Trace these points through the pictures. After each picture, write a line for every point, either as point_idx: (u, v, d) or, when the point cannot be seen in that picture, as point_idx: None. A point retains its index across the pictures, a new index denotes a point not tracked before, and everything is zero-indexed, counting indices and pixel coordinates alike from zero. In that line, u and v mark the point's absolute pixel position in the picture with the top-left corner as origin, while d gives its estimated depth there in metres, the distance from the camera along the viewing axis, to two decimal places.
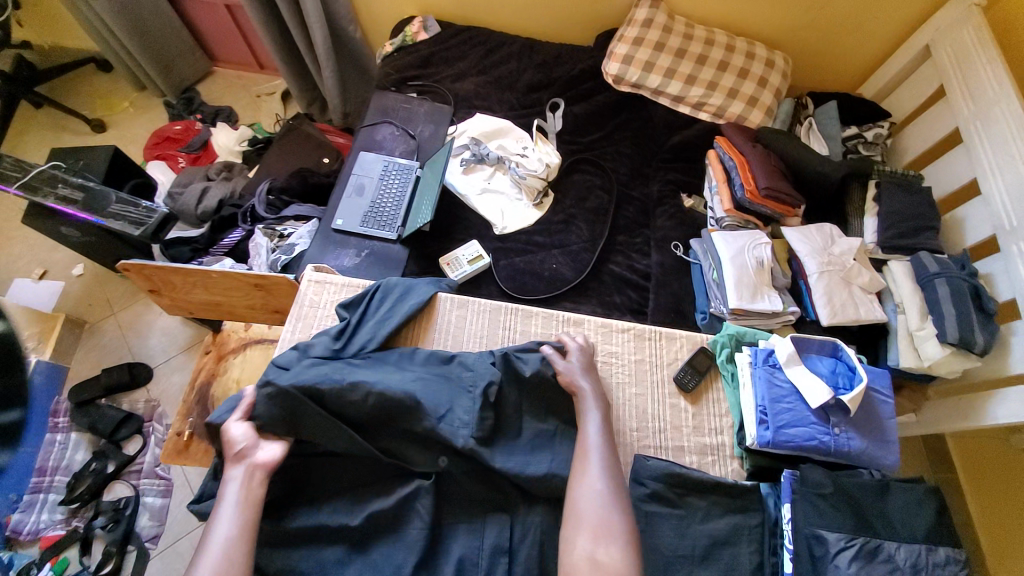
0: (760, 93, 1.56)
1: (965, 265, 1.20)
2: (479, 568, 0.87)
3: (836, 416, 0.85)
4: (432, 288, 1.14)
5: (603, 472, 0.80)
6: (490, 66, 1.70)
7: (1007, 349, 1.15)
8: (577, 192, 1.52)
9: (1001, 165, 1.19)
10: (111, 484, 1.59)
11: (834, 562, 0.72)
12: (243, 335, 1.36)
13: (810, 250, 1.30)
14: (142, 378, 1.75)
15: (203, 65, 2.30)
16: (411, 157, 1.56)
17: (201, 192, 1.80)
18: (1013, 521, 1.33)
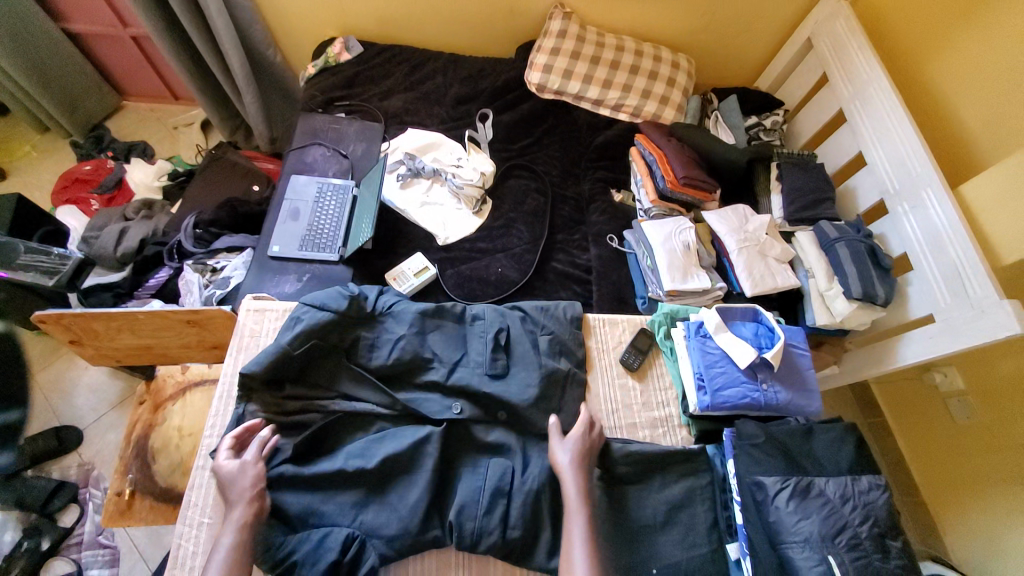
0: (671, 92, 1.70)
1: (860, 229, 1.36)
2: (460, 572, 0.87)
3: (762, 372, 0.94)
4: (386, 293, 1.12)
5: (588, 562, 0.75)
6: (416, 83, 1.73)
7: (905, 298, 1.31)
8: (513, 197, 1.57)
9: (880, 136, 1.37)
10: (49, 562, 1.43)
11: (772, 502, 0.75)
12: (182, 378, 1.27)
13: (729, 230, 1.42)
14: (73, 442, 1.61)
15: (112, 100, 2.18)
16: (346, 176, 1.56)
17: (119, 233, 1.68)
18: (940, 455, 1.52)
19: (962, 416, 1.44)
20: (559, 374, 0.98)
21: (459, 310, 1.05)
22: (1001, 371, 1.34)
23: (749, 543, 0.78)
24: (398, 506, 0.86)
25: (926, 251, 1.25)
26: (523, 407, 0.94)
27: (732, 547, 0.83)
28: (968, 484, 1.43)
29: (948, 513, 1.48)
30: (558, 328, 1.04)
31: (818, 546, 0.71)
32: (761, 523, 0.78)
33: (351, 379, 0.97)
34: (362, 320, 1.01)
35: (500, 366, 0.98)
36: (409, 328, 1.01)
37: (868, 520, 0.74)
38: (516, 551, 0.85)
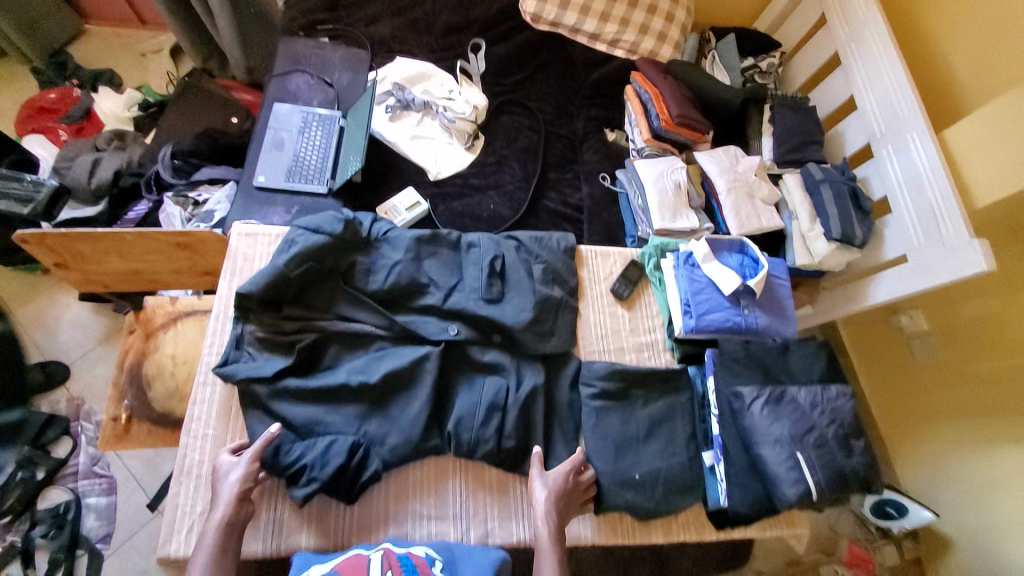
0: (669, 28, 1.64)
1: (845, 171, 1.40)
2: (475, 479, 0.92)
3: (745, 299, 0.99)
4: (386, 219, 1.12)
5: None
6: (404, 8, 1.64)
7: (881, 239, 1.37)
8: (506, 133, 1.55)
9: (871, 79, 1.38)
10: (44, 492, 1.47)
11: (747, 409, 0.85)
12: (172, 309, 1.26)
13: (719, 170, 1.43)
14: (59, 377, 1.59)
15: (70, 22, 2.00)
16: (331, 107, 1.49)
17: (92, 163, 1.58)
18: (897, 391, 1.63)
19: (924, 356, 1.53)
20: (552, 301, 1.01)
21: (454, 237, 1.05)
22: (966, 312, 1.42)
23: (724, 447, 0.87)
24: (400, 419, 0.91)
25: (905, 193, 1.29)
26: (518, 330, 0.97)
27: (708, 455, 0.91)
28: (921, 418, 1.56)
29: (898, 443, 1.62)
30: (551, 257, 1.06)
31: (788, 444, 0.81)
32: (735, 427, 0.88)
33: (348, 302, 0.98)
34: (358, 245, 1.01)
35: (495, 294, 1.00)
36: (405, 254, 1.02)
37: (834, 421, 0.83)
38: (509, 459, 0.91)
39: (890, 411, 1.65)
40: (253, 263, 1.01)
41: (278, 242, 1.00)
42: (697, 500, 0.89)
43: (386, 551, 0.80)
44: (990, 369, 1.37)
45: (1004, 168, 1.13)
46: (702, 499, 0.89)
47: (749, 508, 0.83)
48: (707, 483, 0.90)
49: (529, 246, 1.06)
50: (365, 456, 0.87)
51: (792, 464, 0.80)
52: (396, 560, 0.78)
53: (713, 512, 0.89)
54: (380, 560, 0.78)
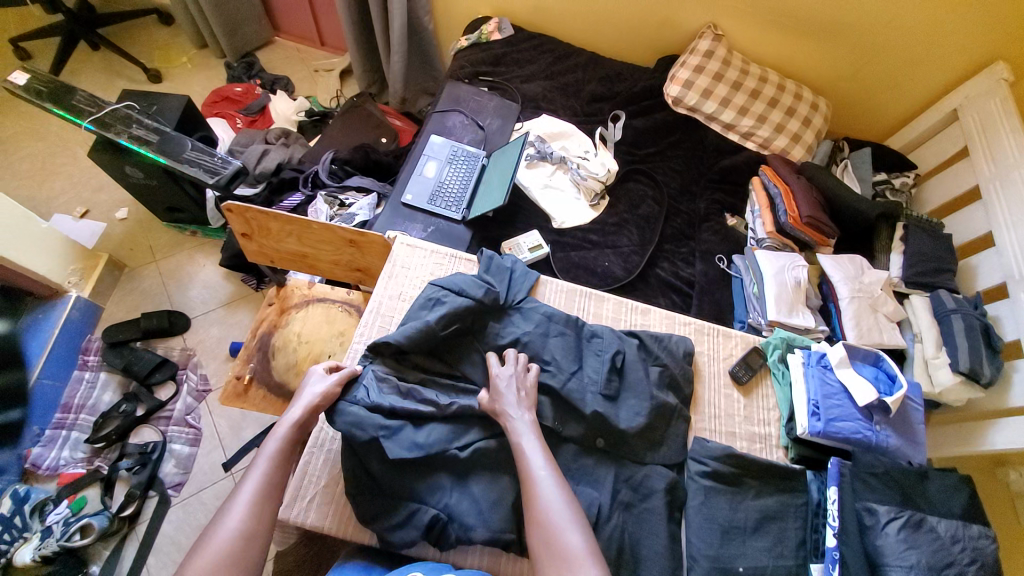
0: (803, 131, 1.71)
1: (978, 305, 1.34)
2: None
3: (878, 415, 0.95)
4: (536, 272, 1.13)
5: (548, 462, 0.81)
6: (556, 73, 1.82)
7: (1009, 382, 1.28)
8: (630, 199, 1.63)
9: (1015, 221, 1.35)
10: (138, 428, 1.59)
11: (881, 529, 0.80)
12: (307, 292, 1.39)
13: (844, 277, 1.42)
14: (180, 326, 1.75)
15: (266, 34, 2.36)
16: (478, 146, 1.65)
17: (260, 153, 1.81)
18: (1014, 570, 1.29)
19: None
20: (668, 407, 0.97)
21: (583, 322, 1.04)
22: None
23: (841, 560, 0.82)
24: (479, 494, 0.88)
25: None
26: (631, 434, 0.93)
27: (816, 568, 0.85)
28: None
29: None
30: (670, 361, 1.02)
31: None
32: (860, 544, 0.82)
33: (476, 365, 0.99)
34: (494, 314, 1.03)
35: (609, 396, 0.96)
36: (535, 327, 1.01)
37: (975, 562, 0.77)
38: (615, 553, 0.84)
39: None
40: (408, 272, 1.12)
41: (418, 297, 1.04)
42: None
43: None
44: None
45: None
46: None
47: None
48: None
49: (657, 348, 1.03)
50: (442, 531, 0.84)
51: None
52: None
53: None
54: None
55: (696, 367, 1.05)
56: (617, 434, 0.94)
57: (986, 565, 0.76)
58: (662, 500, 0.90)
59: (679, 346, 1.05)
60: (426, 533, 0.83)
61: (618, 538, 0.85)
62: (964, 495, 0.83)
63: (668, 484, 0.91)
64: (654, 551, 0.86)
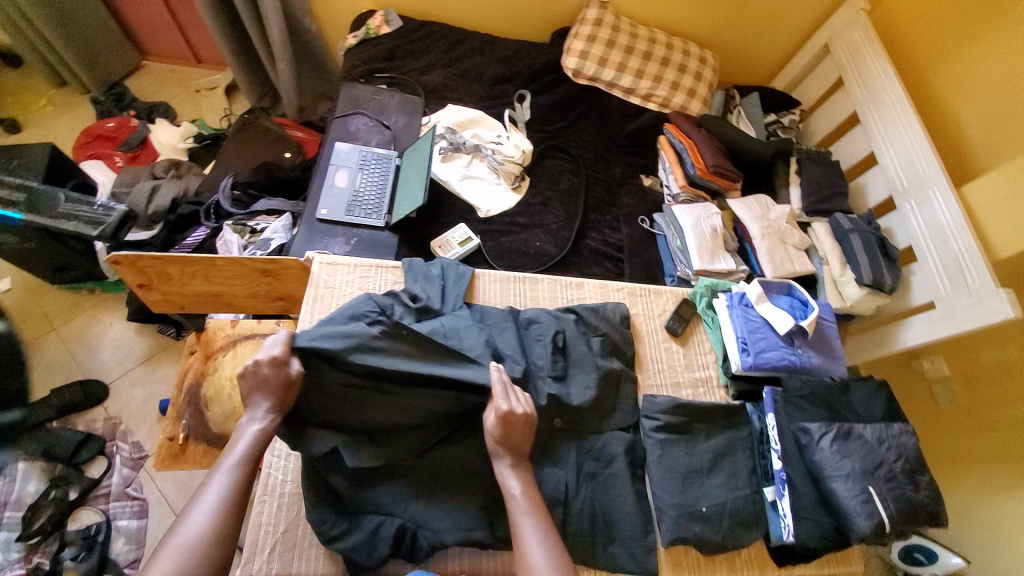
0: (697, 85, 1.79)
1: (871, 222, 1.49)
2: None
3: (798, 339, 1.03)
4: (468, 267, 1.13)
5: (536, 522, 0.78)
6: (454, 60, 1.78)
7: (908, 286, 1.45)
8: (549, 176, 1.64)
9: (891, 139, 1.51)
10: (75, 513, 1.43)
11: (815, 444, 0.86)
12: (232, 331, 1.28)
13: (753, 217, 1.53)
14: (98, 395, 1.58)
15: (132, 58, 2.12)
16: (388, 147, 1.58)
17: (150, 190, 1.64)
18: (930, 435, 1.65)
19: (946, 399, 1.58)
20: (614, 373, 1.00)
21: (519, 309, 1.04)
22: (986, 359, 1.47)
23: (788, 480, 0.89)
24: (445, 498, 0.87)
25: (930, 245, 1.38)
26: (583, 408, 0.95)
27: (769, 490, 0.93)
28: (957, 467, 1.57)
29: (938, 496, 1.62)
30: (610, 329, 1.05)
31: (859, 478, 0.82)
32: (801, 462, 0.88)
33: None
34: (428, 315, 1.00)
35: (558, 375, 0.98)
36: (475, 323, 1.00)
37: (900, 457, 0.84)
38: (587, 522, 0.87)
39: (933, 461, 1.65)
40: (333, 292, 1.05)
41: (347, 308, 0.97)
42: (761, 535, 0.91)
43: None
44: (1010, 417, 1.42)
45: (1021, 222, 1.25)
46: (765, 534, 0.92)
47: (818, 542, 0.84)
48: (768, 518, 0.92)
49: (593, 320, 1.05)
50: (412, 542, 0.83)
51: (865, 498, 0.81)
52: None
53: (774, 547, 0.92)
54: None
55: (634, 329, 1.09)
56: (571, 411, 0.95)
57: (908, 458, 0.84)
58: (623, 462, 0.93)
59: (616, 312, 1.08)
60: (396, 545, 0.82)
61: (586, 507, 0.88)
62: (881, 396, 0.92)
63: (626, 446, 0.95)
64: (621, 512, 0.90)
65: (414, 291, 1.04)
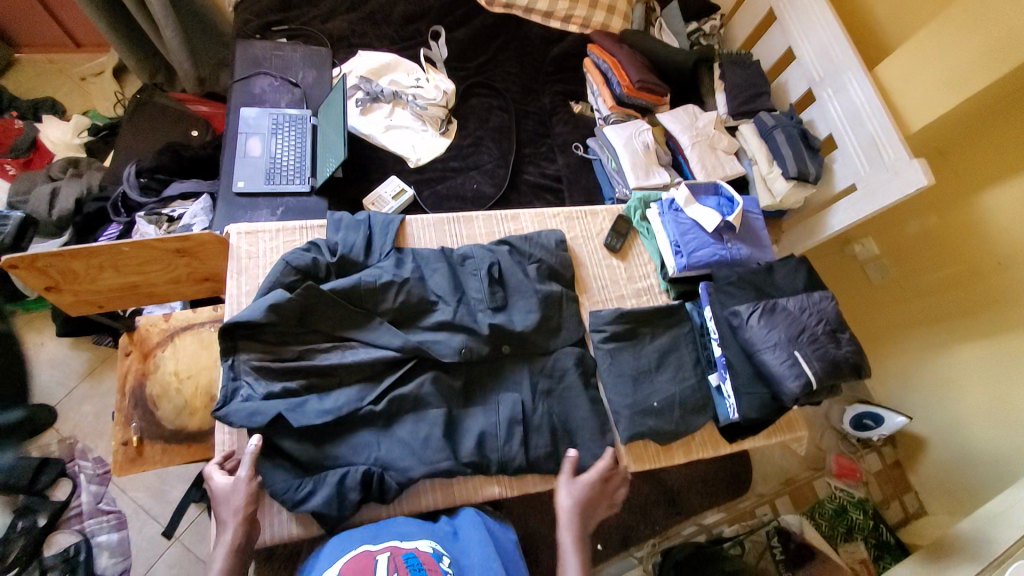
0: (617, 0, 1.73)
1: (793, 117, 1.53)
2: (499, 437, 0.91)
3: (727, 234, 1.08)
4: (398, 215, 1.10)
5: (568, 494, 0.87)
6: (358, 3, 1.65)
7: (831, 173, 1.51)
8: (477, 115, 1.58)
9: (808, 33, 1.53)
10: (49, 538, 1.32)
11: (746, 323, 0.90)
12: (166, 326, 1.18)
13: (682, 127, 1.54)
14: (44, 420, 1.45)
15: (3, 52, 1.83)
16: (300, 107, 1.48)
17: (50, 193, 1.47)
18: (865, 316, 1.76)
19: (879, 276, 1.69)
20: (553, 295, 1.02)
21: (455, 249, 1.04)
22: (910, 231, 1.58)
23: (727, 363, 0.95)
24: (409, 437, 0.89)
25: (849, 129, 1.43)
26: (528, 332, 0.98)
27: (713, 376, 0.99)
28: (887, 338, 1.70)
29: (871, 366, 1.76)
30: (544, 254, 1.06)
31: (786, 345, 0.87)
32: (735, 342, 0.94)
33: (364, 326, 0.95)
34: (351, 267, 0.99)
35: (501, 309, 0.99)
36: (411, 271, 0.99)
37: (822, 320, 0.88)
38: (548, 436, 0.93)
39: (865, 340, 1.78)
40: (256, 260, 1.03)
41: (268, 276, 0.95)
42: (710, 417, 0.98)
43: (392, 550, 0.74)
44: (934, 280, 1.53)
45: (928, 94, 1.30)
46: (713, 417, 0.98)
47: (758, 413, 0.90)
48: (715, 402, 0.99)
49: (532, 248, 1.06)
50: (380, 483, 0.85)
51: (793, 362, 0.85)
52: (402, 561, 0.71)
53: (724, 427, 0.99)
54: (386, 560, 0.70)
55: (573, 251, 1.11)
56: (521, 338, 0.98)
57: (831, 319, 0.88)
58: (574, 376, 0.97)
59: (552, 236, 1.09)
60: (365, 491, 0.84)
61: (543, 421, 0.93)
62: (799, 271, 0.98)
63: (576, 358, 0.99)
64: (579, 421, 0.94)
65: (336, 242, 1.01)
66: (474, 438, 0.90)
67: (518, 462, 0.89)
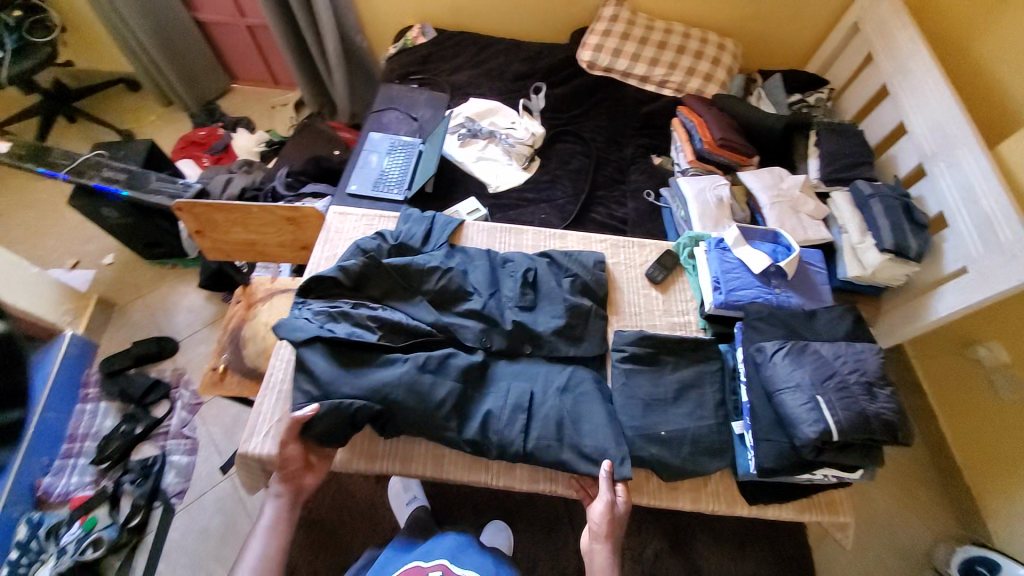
0: (714, 70, 1.82)
1: (898, 188, 1.40)
2: (503, 421, 0.94)
3: (776, 280, 1.04)
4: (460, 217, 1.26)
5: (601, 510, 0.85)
6: (480, 62, 1.97)
7: (939, 254, 1.33)
8: (559, 157, 1.73)
9: (919, 105, 1.42)
10: (139, 446, 1.63)
11: (769, 361, 0.87)
12: (271, 286, 1.46)
13: (763, 187, 1.50)
14: (170, 350, 1.81)
15: (223, 82, 2.50)
16: (414, 135, 1.77)
17: (225, 181, 1.93)
18: (986, 434, 1.46)
19: (1007, 390, 1.39)
20: (582, 309, 1.05)
21: (499, 253, 1.15)
22: None
23: (750, 408, 0.88)
24: (422, 395, 0.93)
25: (961, 206, 1.27)
26: (548, 334, 1.03)
27: (737, 423, 0.92)
28: (1013, 469, 1.39)
29: (986, 499, 1.44)
30: (581, 270, 1.11)
31: (808, 389, 0.81)
32: (760, 382, 0.88)
33: (406, 300, 1.07)
34: (408, 251, 1.15)
35: (528, 310, 1.06)
36: (456, 263, 1.11)
37: (857, 370, 0.82)
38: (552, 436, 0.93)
39: (981, 466, 1.46)
40: (341, 234, 1.24)
41: (346, 250, 1.14)
42: (727, 466, 0.90)
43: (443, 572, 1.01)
44: None
45: None
46: (731, 466, 0.90)
47: (774, 463, 0.82)
48: (735, 450, 0.91)
49: (573, 265, 1.12)
50: (387, 422, 0.94)
51: (812, 406, 0.79)
52: None
53: (742, 480, 0.90)
54: None
55: (611, 274, 1.15)
56: (541, 339, 1.03)
57: (868, 371, 0.82)
58: (589, 387, 0.98)
59: (592, 256, 1.13)
60: (371, 424, 0.94)
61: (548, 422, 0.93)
62: (845, 322, 0.91)
63: (592, 373, 1.01)
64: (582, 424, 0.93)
65: (402, 230, 1.18)
66: (479, 419, 0.94)
67: (516, 448, 0.92)
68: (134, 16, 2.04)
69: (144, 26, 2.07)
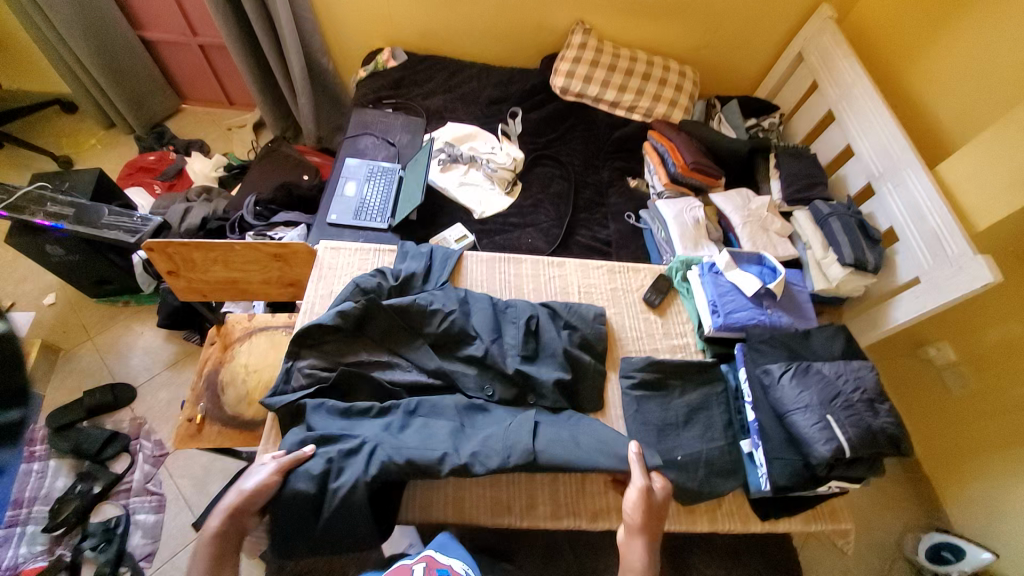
0: (679, 96, 1.93)
1: (851, 206, 1.54)
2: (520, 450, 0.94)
3: (767, 300, 1.12)
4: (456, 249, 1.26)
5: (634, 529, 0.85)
6: (454, 86, 1.97)
7: (893, 266, 1.47)
8: (541, 181, 1.76)
9: (865, 130, 1.57)
10: (98, 506, 1.47)
11: (777, 382, 0.94)
12: (248, 325, 1.37)
13: (734, 208, 1.60)
14: (126, 398, 1.65)
15: (172, 102, 2.35)
16: (393, 161, 1.75)
17: (183, 212, 1.81)
18: (941, 425, 1.63)
19: (956, 385, 1.57)
20: (581, 367, 1.07)
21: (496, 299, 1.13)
22: (990, 340, 1.47)
23: (760, 428, 0.95)
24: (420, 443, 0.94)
25: (910, 222, 1.42)
26: (550, 387, 1.02)
27: (745, 442, 0.98)
28: (967, 458, 1.57)
29: (946, 484, 1.63)
30: (581, 324, 1.12)
31: (819, 409, 0.89)
32: (768, 404, 0.96)
33: (410, 345, 1.06)
34: (409, 290, 1.13)
35: (528, 355, 1.06)
36: (456, 304, 1.10)
37: (858, 387, 0.90)
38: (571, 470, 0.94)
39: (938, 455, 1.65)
40: (334, 271, 1.21)
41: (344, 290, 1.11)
42: (740, 484, 0.96)
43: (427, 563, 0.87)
44: (1022, 397, 1.41)
45: (995, 195, 1.27)
46: (744, 484, 0.96)
47: (789, 480, 0.89)
48: (746, 469, 0.97)
49: (574, 317, 1.12)
50: None
51: (823, 425, 0.87)
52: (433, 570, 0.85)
53: (754, 496, 0.96)
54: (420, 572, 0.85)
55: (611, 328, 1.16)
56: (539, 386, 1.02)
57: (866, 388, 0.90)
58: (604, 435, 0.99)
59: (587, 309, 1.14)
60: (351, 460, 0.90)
61: (551, 446, 0.92)
62: (839, 339, 1.02)
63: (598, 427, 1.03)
64: (585, 454, 0.92)
65: (400, 268, 1.16)
66: None
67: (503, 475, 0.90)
68: (73, 33, 1.87)
69: (84, 45, 1.91)
